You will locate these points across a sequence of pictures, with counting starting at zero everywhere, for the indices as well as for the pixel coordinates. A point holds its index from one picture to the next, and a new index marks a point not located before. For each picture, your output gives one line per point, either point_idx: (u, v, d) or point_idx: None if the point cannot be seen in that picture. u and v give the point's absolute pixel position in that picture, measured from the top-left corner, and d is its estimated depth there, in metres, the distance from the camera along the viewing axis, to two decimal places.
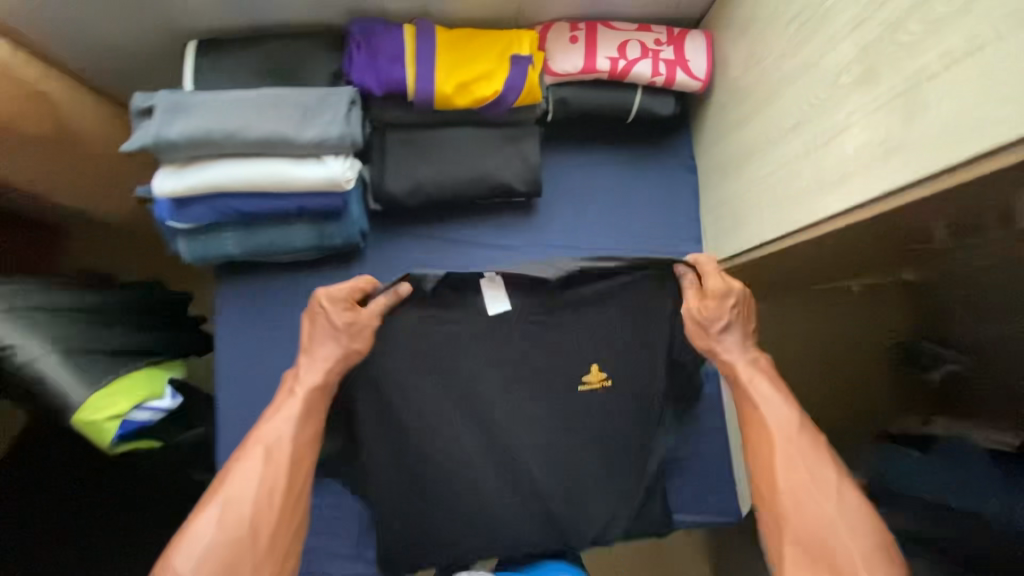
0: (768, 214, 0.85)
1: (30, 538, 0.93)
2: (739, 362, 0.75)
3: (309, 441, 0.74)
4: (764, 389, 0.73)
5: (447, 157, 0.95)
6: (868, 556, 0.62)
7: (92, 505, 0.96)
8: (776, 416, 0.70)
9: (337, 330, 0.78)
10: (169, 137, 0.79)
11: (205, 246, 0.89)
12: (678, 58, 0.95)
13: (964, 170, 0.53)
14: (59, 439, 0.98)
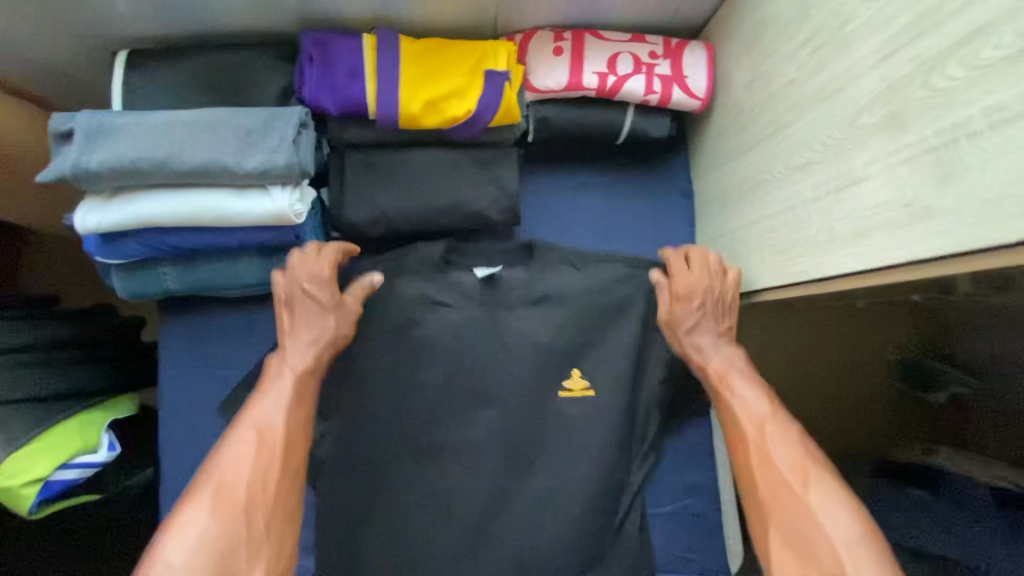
0: (770, 258, 0.76)
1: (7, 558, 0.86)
2: (713, 360, 0.74)
3: (300, 424, 0.69)
4: (737, 384, 0.71)
5: (413, 183, 0.85)
6: (855, 552, 0.56)
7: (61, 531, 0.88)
8: (752, 412, 0.68)
9: (325, 308, 0.74)
10: (89, 168, 0.69)
11: (142, 282, 0.80)
12: (675, 74, 0.85)
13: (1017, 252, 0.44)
14: None
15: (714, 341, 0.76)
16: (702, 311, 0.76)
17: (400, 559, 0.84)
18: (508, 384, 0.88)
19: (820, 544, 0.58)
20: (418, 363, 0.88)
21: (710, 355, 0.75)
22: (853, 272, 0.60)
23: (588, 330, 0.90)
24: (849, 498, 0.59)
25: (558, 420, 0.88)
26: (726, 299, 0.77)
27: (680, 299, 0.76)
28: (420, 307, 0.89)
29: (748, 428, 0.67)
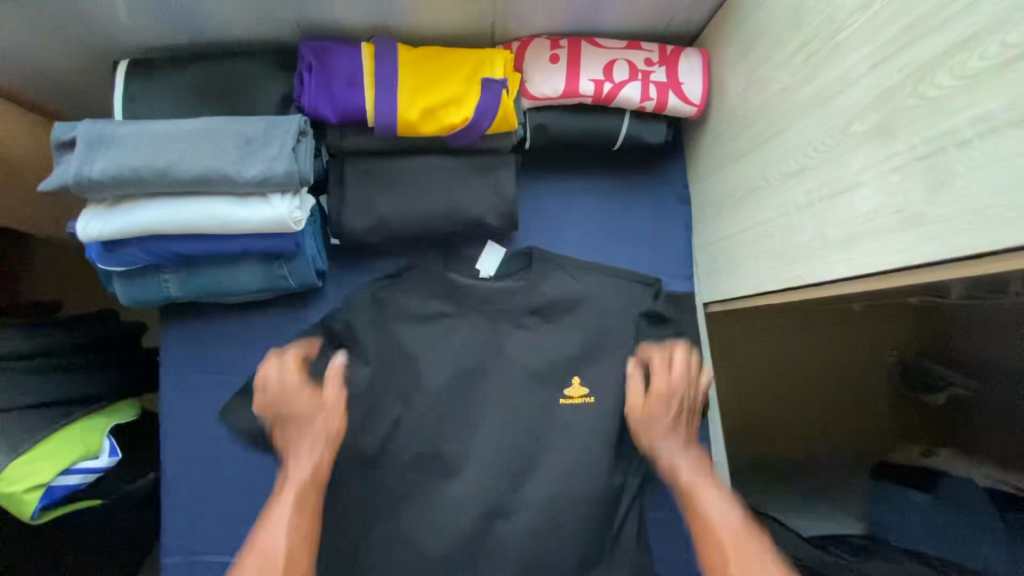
0: (765, 263, 0.77)
1: None
2: (681, 462, 0.77)
3: (304, 539, 0.68)
4: (704, 491, 0.73)
5: (412, 190, 0.86)
6: None
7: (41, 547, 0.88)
8: (721, 516, 0.70)
9: (308, 414, 0.76)
10: (91, 177, 0.70)
11: (143, 288, 0.81)
12: (671, 80, 0.85)
13: (1005, 259, 0.44)
14: None
15: (681, 443, 0.79)
16: (669, 417, 0.80)
17: (401, 561, 0.85)
18: (507, 387, 0.89)
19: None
20: (418, 367, 0.89)
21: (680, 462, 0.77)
22: (845, 277, 0.61)
23: (586, 334, 0.91)
24: None
25: (557, 423, 0.89)
26: (693, 403, 0.81)
27: (650, 403, 0.81)
28: (420, 312, 0.90)
29: (711, 540, 0.69)
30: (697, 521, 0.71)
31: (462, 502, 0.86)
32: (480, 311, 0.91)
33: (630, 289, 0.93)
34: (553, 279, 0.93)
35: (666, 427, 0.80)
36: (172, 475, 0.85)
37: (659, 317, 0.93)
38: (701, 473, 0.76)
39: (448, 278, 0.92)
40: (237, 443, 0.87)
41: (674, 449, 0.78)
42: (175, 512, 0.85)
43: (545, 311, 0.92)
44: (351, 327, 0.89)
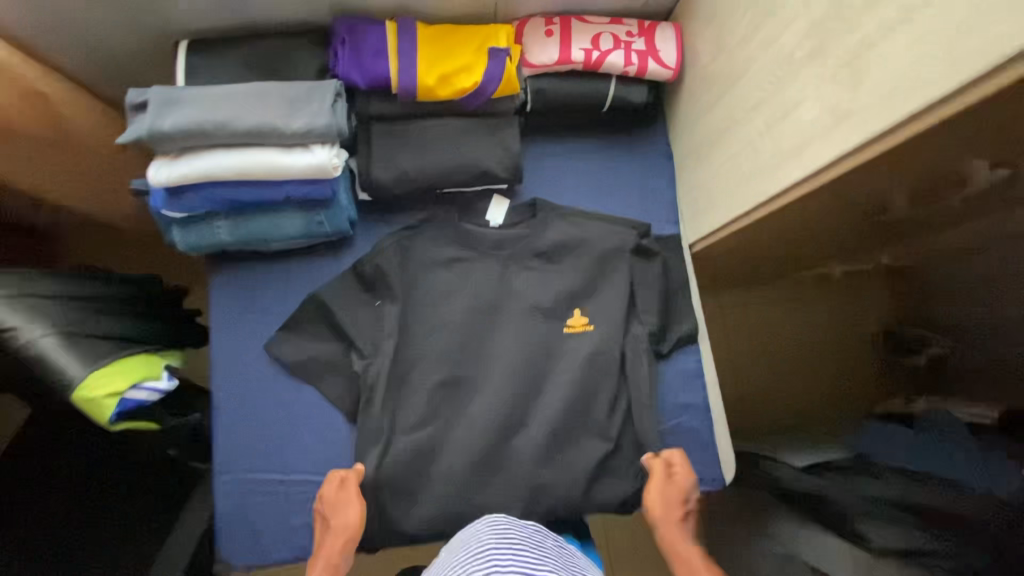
0: (737, 189, 0.90)
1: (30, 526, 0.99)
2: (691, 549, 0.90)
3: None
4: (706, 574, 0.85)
5: (430, 146, 0.99)
6: None
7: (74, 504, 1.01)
8: None
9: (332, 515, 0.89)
10: (162, 129, 0.82)
11: (199, 235, 0.93)
12: (649, 49, 1.00)
13: (912, 125, 0.57)
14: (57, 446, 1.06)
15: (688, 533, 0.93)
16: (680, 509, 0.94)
17: (429, 476, 0.95)
18: (518, 320, 1.01)
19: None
20: (439, 305, 1.00)
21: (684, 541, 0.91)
22: (795, 182, 0.75)
23: (586, 272, 1.03)
24: None
25: (563, 349, 1.00)
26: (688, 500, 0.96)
27: (666, 497, 0.95)
28: (439, 256, 1.02)
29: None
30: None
31: (482, 422, 0.97)
32: (491, 255, 1.03)
33: (623, 232, 1.05)
34: (556, 227, 1.05)
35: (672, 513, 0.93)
36: (222, 403, 0.96)
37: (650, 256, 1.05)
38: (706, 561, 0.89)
39: (463, 226, 1.04)
40: (280, 375, 0.98)
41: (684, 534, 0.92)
42: (226, 433, 0.96)
43: (549, 252, 1.04)
44: (378, 270, 1.00)
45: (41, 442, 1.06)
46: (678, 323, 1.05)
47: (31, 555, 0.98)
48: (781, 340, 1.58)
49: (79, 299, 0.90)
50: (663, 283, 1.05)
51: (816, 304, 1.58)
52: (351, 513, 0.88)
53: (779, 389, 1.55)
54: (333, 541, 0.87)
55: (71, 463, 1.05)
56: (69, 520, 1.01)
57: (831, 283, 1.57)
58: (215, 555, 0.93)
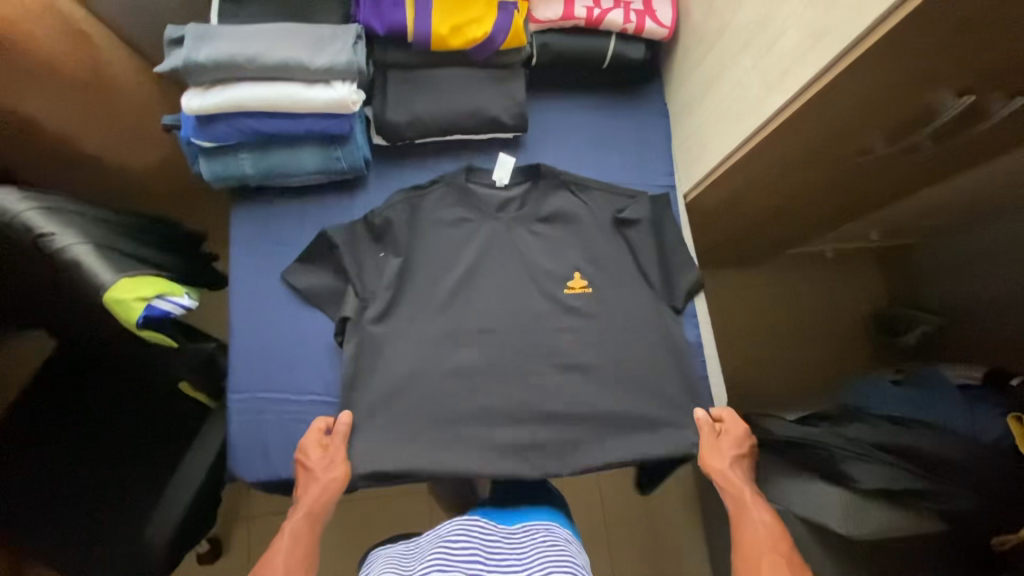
0: (729, 129, 0.98)
1: (68, 460, 1.10)
2: (743, 486, 0.92)
3: (301, 560, 0.81)
4: (752, 505, 0.88)
5: (441, 93, 1.06)
6: None
7: (103, 447, 1.12)
8: (762, 525, 0.85)
9: (317, 463, 0.91)
10: (197, 59, 0.90)
11: (224, 166, 0.99)
12: (647, 9, 1.08)
13: (883, 26, 0.65)
14: (91, 391, 1.16)
15: (742, 471, 0.94)
16: (738, 451, 0.96)
17: (435, 406, 0.98)
18: (517, 275, 1.06)
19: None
20: (444, 261, 1.05)
21: (746, 485, 0.92)
22: (779, 109, 0.84)
23: (585, 222, 1.09)
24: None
25: (562, 294, 1.05)
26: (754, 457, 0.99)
27: (723, 440, 0.97)
28: (446, 216, 1.07)
29: (780, 543, 0.82)
30: (744, 531, 0.85)
31: (484, 359, 1.01)
32: (496, 216, 1.09)
33: (617, 201, 1.11)
34: (558, 193, 1.10)
35: (732, 455, 0.95)
36: (239, 328, 1.01)
37: (630, 226, 1.09)
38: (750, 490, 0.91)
39: (468, 186, 1.09)
40: (295, 304, 1.03)
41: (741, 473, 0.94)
42: (244, 357, 1.00)
43: (552, 205, 1.10)
44: (388, 222, 1.05)
45: (38, 411, 1.14)
46: (681, 276, 1.07)
47: (64, 482, 1.08)
48: (775, 320, 1.56)
49: (105, 224, 0.95)
50: (657, 234, 1.10)
51: (811, 280, 1.57)
52: (336, 465, 0.91)
53: (772, 365, 1.54)
54: (315, 490, 0.89)
55: (69, 425, 1.13)
56: (74, 477, 1.09)
57: (825, 262, 1.57)
58: (236, 474, 0.97)
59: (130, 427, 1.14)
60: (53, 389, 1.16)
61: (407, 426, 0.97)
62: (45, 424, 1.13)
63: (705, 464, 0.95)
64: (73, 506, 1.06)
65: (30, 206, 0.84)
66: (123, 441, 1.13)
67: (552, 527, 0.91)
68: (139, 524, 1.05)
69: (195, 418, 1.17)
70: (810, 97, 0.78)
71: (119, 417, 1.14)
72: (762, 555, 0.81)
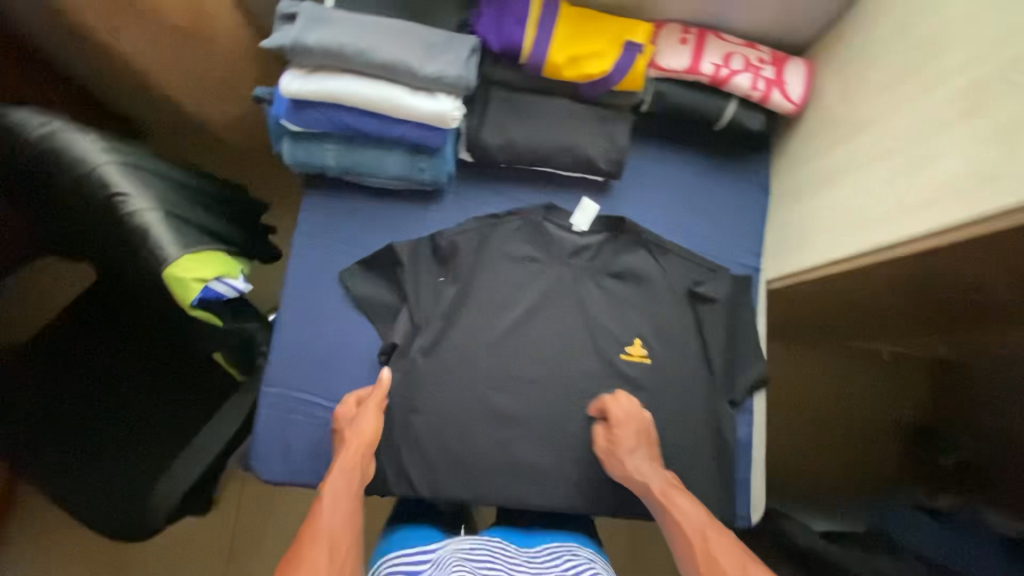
0: (838, 235, 0.90)
1: (93, 404, 1.10)
2: (652, 479, 0.86)
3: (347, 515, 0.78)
4: (678, 498, 0.83)
5: (540, 122, 1.00)
6: None
7: (128, 398, 1.12)
8: (689, 514, 0.80)
9: (351, 425, 0.89)
10: (306, 42, 0.85)
11: (306, 152, 0.95)
12: (777, 79, 1.00)
13: None
14: (127, 338, 1.16)
15: (652, 463, 0.89)
16: (634, 443, 0.90)
17: (463, 446, 0.95)
18: (575, 329, 1.01)
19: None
20: (503, 298, 1.01)
21: (649, 477, 0.87)
22: (858, 253, 0.85)
23: (655, 289, 1.03)
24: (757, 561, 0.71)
25: (618, 359, 1.00)
26: (651, 433, 0.93)
27: (614, 433, 0.92)
28: (514, 251, 1.02)
29: (695, 534, 0.77)
30: (677, 530, 0.79)
31: (521, 409, 0.97)
32: (565, 262, 1.03)
33: (696, 272, 1.04)
34: (635, 252, 1.04)
35: (632, 448, 0.90)
36: (283, 319, 0.98)
37: (704, 303, 1.03)
38: (669, 483, 0.86)
39: (544, 225, 1.03)
40: (345, 307, 1.00)
41: (643, 464, 0.89)
42: (283, 350, 0.97)
43: (625, 272, 1.03)
44: (454, 247, 1.01)
45: (69, 347, 1.14)
46: (746, 369, 1.01)
47: (83, 425, 1.08)
48: (814, 405, 1.46)
49: (176, 186, 0.92)
50: (729, 321, 1.02)
51: (874, 387, 1.46)
52: (367, 427, 0.88)
53: (789, 443, 1.45)
54: (353, 448, 0.86)
55: (95, 368, 1.13)
56: (93, 422, 1.09)
57: (876, 361, 1.47)
58: (253, 469, 0.94)
59: (155, 380, 1.14)
60: (86, 327, 1.15)
61: (428, 457, 0.94)
62: (71, 362, 1.12)
63: (616, 472, 0.90)
64: (89, 448, 1.07)
65: (109, 159, 0.82)
66: (145, 394, 1.12)
67: (575, 548, 0.90)
68: (152, 478, 1.05)
69: (218, 389, 1.15)
70: (915, 248, 0.76)
71: (146, 368, 1.14)
72: (686, 554, 0.76)
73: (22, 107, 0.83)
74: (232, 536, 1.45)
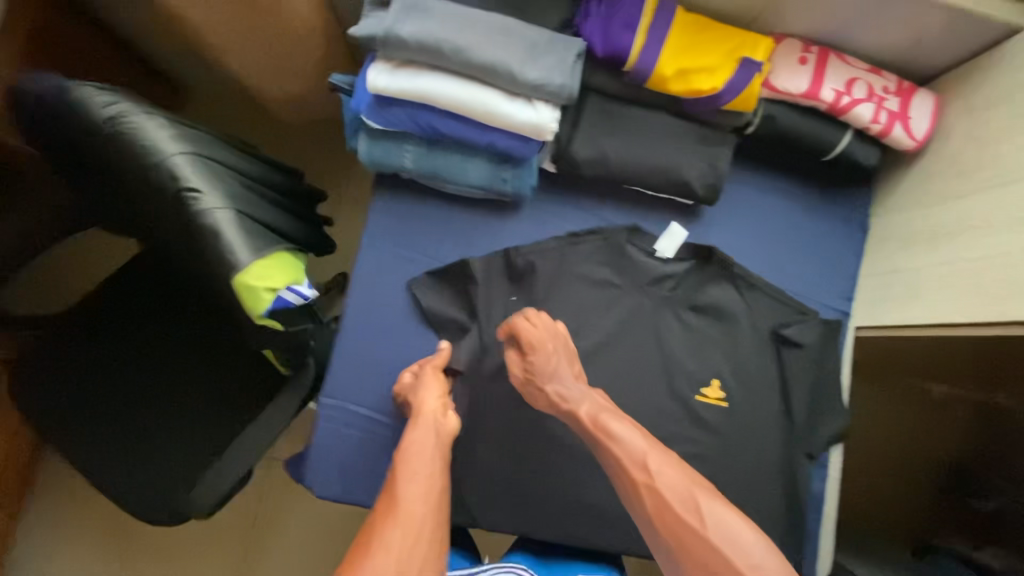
0: (958, 296, 0.83)
1: (136, 389, 1.06)
2: (577, 396, 0.82)
3: (429, 477, 0.73)
4: (610, 424, 0.76)
5: (638, 139, 0.92)
6: (715, 529, 0.65)
7: (169, 385, 1.07)
8: (626, 446, 0.73)
9: (418, 385, 0.84)
10: (400, 35, 0.77)
11: (384, 152, 0.88)
12: (901, 112, 0.91)
13: None
14: (171, 319, 1.10)
15: (575, 384, 0.83)
16: (551, 365, 0.83)
17: (526, 477, 0.91)
18: (651, 363, 0.95)
19: (724, 567, 0.63)
20: (577, 324, 0.94)
21: (577, 402, 0.81)
22: (986, 322, 0.79)
23: (739, 327, 0.97)
24: (720, 498, 0.68)
25: (693, 400, 0.95)
26: (569, 344, 0.87)
27: (529, 360, 0.84)
28: (592, 274, 0.95)
29: (635, 468, 0.71)
30: (614, 460, 0.74)
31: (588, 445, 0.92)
32: (645, 291, 0.96)
33: (784, 313, 0.97)
34: (720, 285, 0.97)
35: (551, 371, 0.83)
36: (347, 328, 0.94)
37: (790, 347, 0.96)
38: (598, 407, 0.80)
39: (626, 249, 0.96)
40: (411, 319, 0.95)
41: (567, 383, 0.83)
42: (345, 360, 0.93)
43: (709, 307, 0.97)
44: (530, 266, 0.94)
45: (113, 325, 1.09)
46: (827, 421, 0.96)
47: (127, 409, 1.06)
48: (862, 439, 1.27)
49: (244, 177, 0.85)
50: (815, 370, 0.96)
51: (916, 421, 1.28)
52: (436, 387, 0.83)
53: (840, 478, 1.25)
54: (429, 403, 0.81)
55: (139, 350, 1.08)
56: (136, 406, 1.06)
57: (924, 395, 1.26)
58: (307, 482, 0.90)
59: (199, 368, 1.09)
60: (125, 306, 1.10)
61: (490, 486, 0.90)
62: (117, 342, 1.08)
63: (542, 400, 0.84)
64: (134, 432, 1.05)
65: (180, 149, 0.75)
66: (189, 381, 1.08)
67: None
68: (198, 470, 1.03)
69: (259, 383, 1.09)
70: None
71: (190, 354, 1.09)
72: (629, 488, 0.72)
73: (89, 81, 0.76)
74: (246, 530, 1.41)
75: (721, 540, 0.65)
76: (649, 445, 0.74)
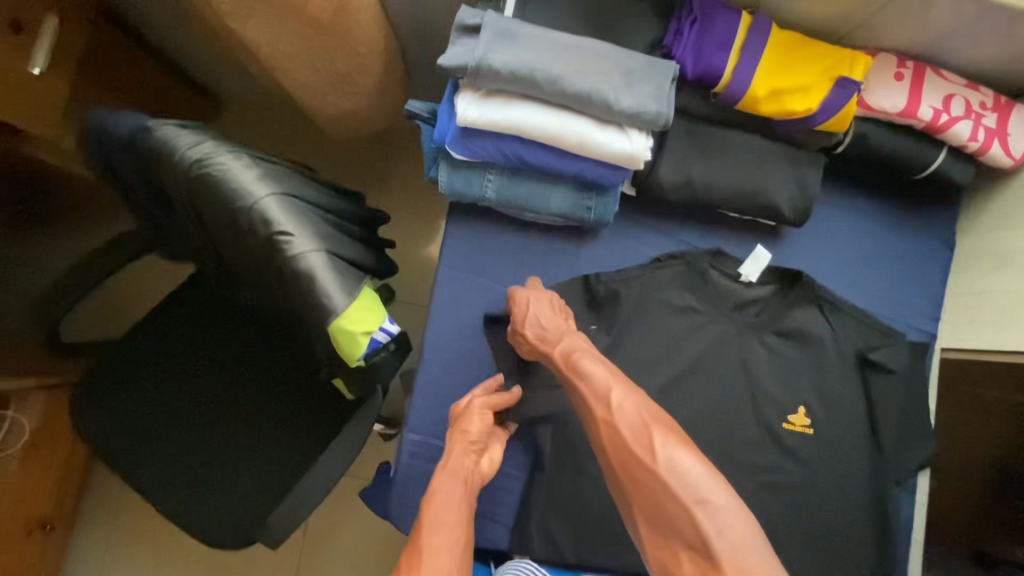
0: None
1: (204, 416, 1.05)
2: (548, 333, 0.81)
3: (460, 528, 0.66)
4: (580, 361, 0.76)
5: (726, 162, 0.89)
6: (669, 471, 0.62)
7: (234, 412, 1.05)
8: (592, 383, 0.72)
9: (460, 427, 0.79)
10: (492, 65, 0.73)
11: (464, 181, 0.85)
12: (999, 129, 0.88)
13: None
14: (234, 346, 1.08)
15: (557, 325, 0.82)
16: (525, 308, 0.84)
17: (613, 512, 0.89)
18: (735, 390, 0.93)
19: (669, 501, 0.61)
20: (661, 352, 0.92)
21: (554, 340, 0.80)
22: None
23: (825, 352, 0.94)
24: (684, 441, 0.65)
25: (779, 426, 0.93)
26: (559, 300, 0.87)
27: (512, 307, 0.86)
28: (675, 301, 0.93)
29: (597, 405, 0.70)
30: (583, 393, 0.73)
31: None
32: (728, 316, 0.94)
33: (870, 335, 0.95)
34: (806, 309, 0.94)
35: (527, 313, 0.83)
36: (426, 360, 0.92)
37: (877, 371, 0.94)
38: (571, 345, 0.79)
39: (709, 273, 0.94)
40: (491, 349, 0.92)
41: (547, 320, 0.83)
42: (425, 393, 0.91)
43: (794, 333, 0.94)
44: (612, 294, 0.91)
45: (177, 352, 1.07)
46: (915, 445, 0.94)
47: (195, 437, 1.04)
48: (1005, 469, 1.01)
49: (325, 210, 0.82)
50: (902, 395, 0.94)
51: None
52: (473, 428, 0.79)
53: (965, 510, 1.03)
54: (457, 446, 0.76)
55: (204, 377, 1.06)
56: (204, 434, 1.04)
57: None
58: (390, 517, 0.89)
59: (264, 393, 1.06)
60: (188, 333, 1.08)
61: (577, 522, 0.89)
62: (184, 370, 1.06)
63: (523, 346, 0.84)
64: (203, 461, 1.03)
65: (267, 190, 0.71)
66: (255, 405, 1.06)
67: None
68: (267, 501, 1.01)
69: (325, 415, 1.06)
70: None
71: (254, 378, 1.07)
72: (592, 424, 0.71)
73: (168, 119, 0.72)
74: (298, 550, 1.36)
75: (667, 474, 0.62)
76: (618, 382, 0.72)
